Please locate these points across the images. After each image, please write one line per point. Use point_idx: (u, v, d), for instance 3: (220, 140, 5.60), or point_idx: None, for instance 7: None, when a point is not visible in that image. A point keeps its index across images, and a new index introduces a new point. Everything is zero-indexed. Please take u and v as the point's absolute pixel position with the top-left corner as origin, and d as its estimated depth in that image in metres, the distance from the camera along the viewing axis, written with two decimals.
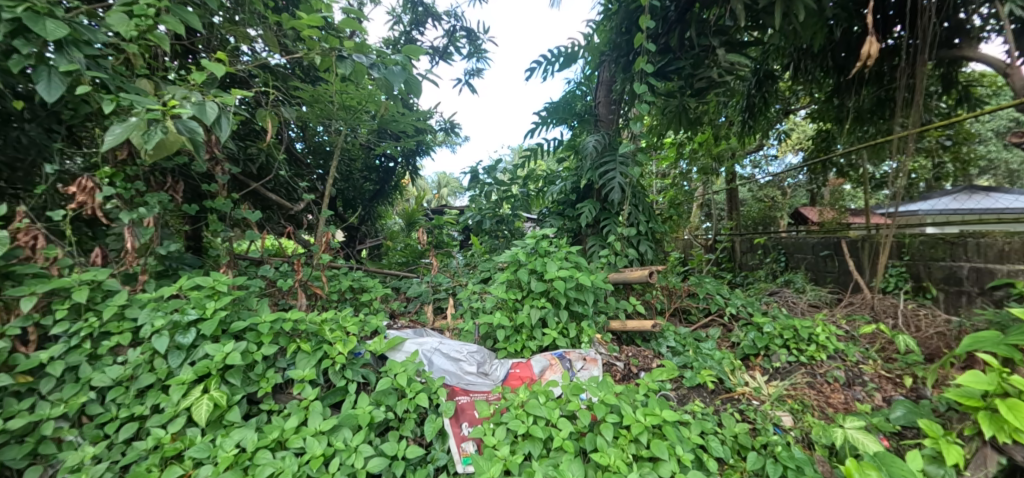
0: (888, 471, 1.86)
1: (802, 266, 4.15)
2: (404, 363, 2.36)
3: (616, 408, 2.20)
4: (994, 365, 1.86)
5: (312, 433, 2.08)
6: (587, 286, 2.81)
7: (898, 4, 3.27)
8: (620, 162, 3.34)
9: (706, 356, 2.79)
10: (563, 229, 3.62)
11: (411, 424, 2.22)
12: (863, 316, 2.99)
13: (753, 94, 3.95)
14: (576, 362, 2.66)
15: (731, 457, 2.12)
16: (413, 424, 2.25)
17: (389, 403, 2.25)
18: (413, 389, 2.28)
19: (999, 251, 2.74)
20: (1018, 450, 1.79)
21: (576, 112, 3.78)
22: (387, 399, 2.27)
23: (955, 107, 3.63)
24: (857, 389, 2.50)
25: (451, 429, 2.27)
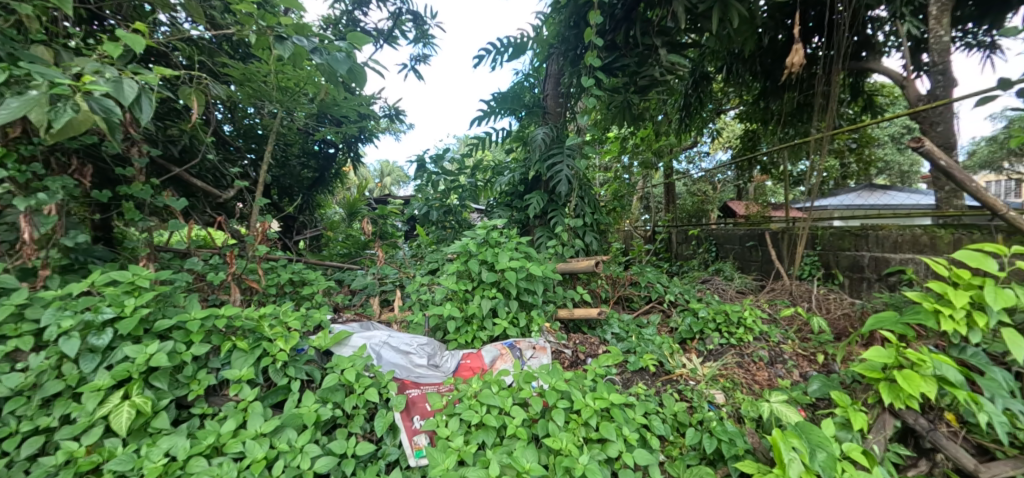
0: (807, 438, 1.98)
1: (730, 256, 4.51)
2: (353, 358, 2.28)
3: (567, 394, 2.27)
4: (893, 340, 2.07)
5: (253, 436, 1.96)
6: (538, 276, 2.84)
7: (817, 18, 3.61)
8: (568, 154, 3.42)
9: (648, 341, 2.95)
10: (512, 220, 3.67)
11: (361, 420, 2.15)
12: (784, 301, 3.31)
13: (690, 94, 4.27)
14: (526, 351, 2.69)
15: (672, 434, 2.27)
16: (362, 420, 2.18)
17: (336, 400, 2.16)
18: (361, 385, 2.19)
19: (893, 242, 3.11)
20: (910, 414, 2.03)
21: (525, 103, 3.82)
22: (335, 395, 2.17)
23: (861, 113, 4.10)
24: (779, 367, 2.75)
25: (402, 425, 2.22)
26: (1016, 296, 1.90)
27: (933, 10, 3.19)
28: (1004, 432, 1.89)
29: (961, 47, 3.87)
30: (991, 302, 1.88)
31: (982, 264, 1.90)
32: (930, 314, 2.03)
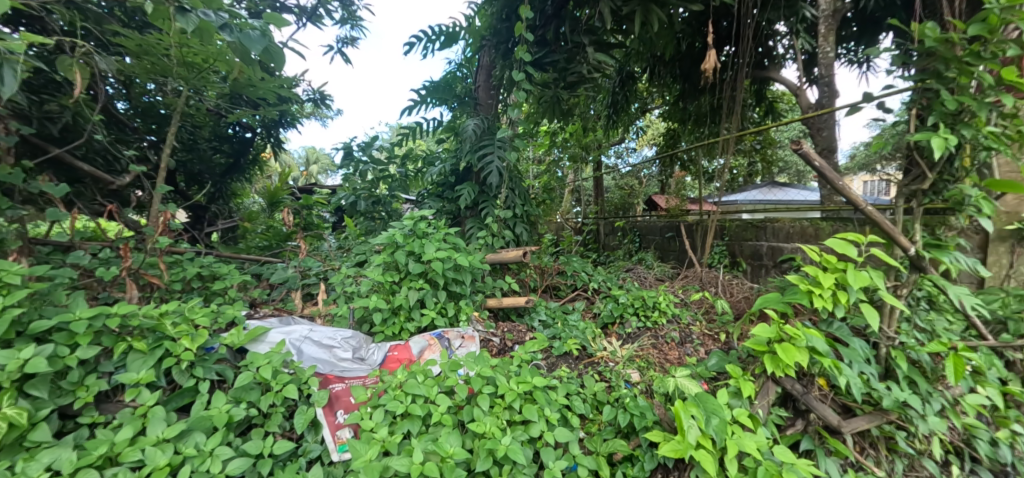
0: (704, 407, 2.06)
1: (652, 246, 4.85)
2: (270, 354, 2.15)
3: (493, 379, 2.28)
4: (775, 317, 2.19)
5: (153, 442, 1.79)
6: (465, 267, 2.81)
7: (725, 29, 3.97)
8: (498, 146, 3.46)
9: (572, 327, 3.07)
10: (443, 211, 3.67)
11: (280, 418, 2.02)
12: (694, 286, 3.59)
13: (616, 92, 4.56)
14: (455, 341, 2.65)
15: (591, 412, 2.37)
16: (281, 419, 2.05)
17: (251, 399, 2.02)
18: (279, 382, 2.06)
19: (786, 233, 3.49)
20: (788, 381, 2.21)
21: (457, 94, 3.83)
22: (249, 394, 2.03)
23: (764, 117, 4.53)
24: (688, 346, 2.95)
25: (324, 420, 2.11)
26: (869, 276, 2.09)
27: (821, 28, 3.56)
28: (861, 390, 2.13)
29: (845, 62, 4.38)
30: (852, 283, 2.04)
31: (845, 251, 2.06)
32: (804, 294, 2.14)
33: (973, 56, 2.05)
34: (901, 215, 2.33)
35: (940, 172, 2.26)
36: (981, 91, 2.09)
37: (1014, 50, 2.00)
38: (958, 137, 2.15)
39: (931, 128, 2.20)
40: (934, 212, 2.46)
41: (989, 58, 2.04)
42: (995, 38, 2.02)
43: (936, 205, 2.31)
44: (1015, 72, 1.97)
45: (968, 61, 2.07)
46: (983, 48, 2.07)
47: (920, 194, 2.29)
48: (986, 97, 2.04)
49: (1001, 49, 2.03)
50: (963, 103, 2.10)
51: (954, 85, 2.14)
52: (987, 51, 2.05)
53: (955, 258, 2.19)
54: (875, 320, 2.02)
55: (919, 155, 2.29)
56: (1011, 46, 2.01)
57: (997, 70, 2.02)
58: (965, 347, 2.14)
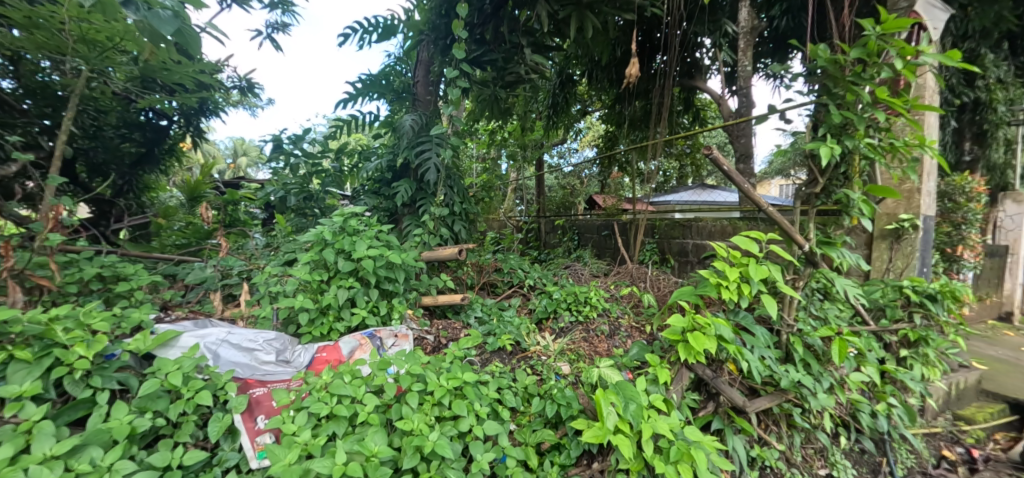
0: (623, 395, 2.16)
1: (589, 244, 5.01)
2: (180, 360, 2.00)
3: (423, 377, 2.26)
4: (688, 309, 2.31)
5: (39, 461, 1.59)
6: (398, 264, 2.75)
7: (646, 42, 4.24)
8: (436, 143, 3.43)
9: (507, 323, 3.11)
10: (379, 208, 3.58)
11: (192, 426, 1.89)
12: (625, 282, 3.73)
13: (557, 93, 4.96)
14: (387, 340, 2.61)
15: (522, 405, 2.41)
16: (193, 427, 1.91)
17: (158, 408, 1.88)
18: (191, 388, 1.93)
19: (708, 231, 3.72)
20: (699, 367, 2.36)
21: (395, 89, 3.76)
22: (156, 404, 1.88)
23: (693, 123, 4.79)
24: (616, 338, 3.05)
25: (243, 427, 1.98)
26: (769, 269, 2.27)
27: (741, 44, 3.82)
28: (763, 373, 2.33)
29: (764, 76, 4.73)
30: (752, 276, 2.21)
31: (748, 248, 2.22)
32: (713, 286, 2.29)
33: (856, 76, 2.30)
34: (798, 217, 2.57)
35: (830, 178, 2.55)
36: (863, 108, 2.35)
37: (888, 73, 2.25)
38: (843, 147, 2.40)
39: (822, 138, 2.45)
40: (829, 213, 2.77)
41: (869, 79, 2.28)
42: (874, 62, 2.27)
43: (828, 207, 2.56)
44: (887, 93, 2.21)
45: (852, 81, 2.31)
46: (864, 69, 2.32)
47: (812, 197, 2.55)
48: (865, 113, 2.30)
49: (878, 71, 2.28)
50: (847, 117, 2.35)
51: (841, 101, 2.38)
52: (867, 72, 2.29)
53: (842, 254, 2.45)
54: (774, 309, 2.21)
55: (814, 164, 2.56)
56: (886, 70, 2.27)
57: (874, 90, 2.26)
58: (849, 332, 2.38)
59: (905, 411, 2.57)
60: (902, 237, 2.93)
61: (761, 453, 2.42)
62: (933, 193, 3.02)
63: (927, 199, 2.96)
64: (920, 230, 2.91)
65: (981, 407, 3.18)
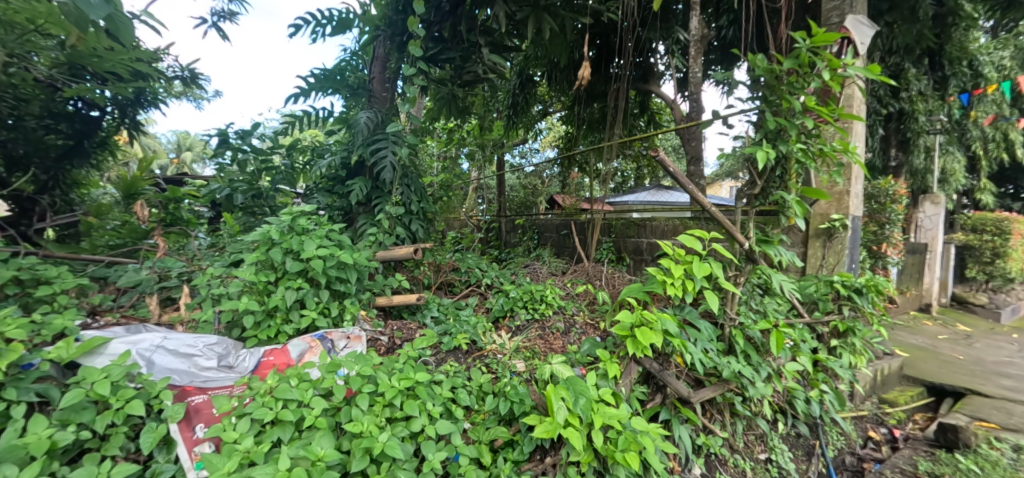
0: (573, 389, 2.19)
1: (548, 243, 5.07)
2: (108, 368, 1.88)
3: (374, 378, 2.22)
4: (637, 305, 2.37)
5: None
6: (350, 264, 2.69)
7: (601, 47, 4.35)
8: (392, 141, 3.36)
9: (463, 322, 3.10)
10: (332, 206, 3.49)
11: (122, 438, 1.78)
12: (581, 279, 3.79)
13: (517, 94, 4.93)
14: (339, 342, 2.54)
15: (477, 403, 2.41)
16: (123, 439, 1.80)
17: (83, 420, 1.75)
18: (120, 398, 1.81)
19: (661, 231, 3.85)
20: (647, 361, 2.43)
21: (349, 84, 3.66)
22: (80, 415, 1.76)
23: (648, 126, 4.93)
24: (571, 335, 3.10)
25: (179, 437, 1.88)
26: (711, 266, 2.38)
27: (692, 50, 3.93)
28: (706, 364, 2.43)
29: (716, 85, 4.92)
30: (696, 273, 2.30)
31: (693, 246, 2.31)
32: (659, 283, 2.37)
33: (790, 86, 2.45)
34: (739, 216, 2.70)
35: (769, 180, 2.71)
36: (796, 115, 2.50)
37: (817, 84, 2.42)
38: (778, 151, 2.57)
39: (759, 143, 2.60)
40: (770, 214, 2.99)
41: (800, 89, 2.44)
42: (805, 72, 2.43)
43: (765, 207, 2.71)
44: (816, 102, 2.37)
45: (787, 90, 2.47)
46: (797, 79, 2.48)
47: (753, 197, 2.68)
48: (797, 120, 2.46)
49: (809, 82, 2.44)
50: (781, 124, 2.50)
51: (778, 108, 2.53)
52: (799, 82, 2.45)
53: (778, 251, 2.59)
54: (715, 304, 2.31)
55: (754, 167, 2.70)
56: (816, 80, 2.44)
57: (805, 99, 2.42)
58: (785, 324, 2.52)
59: (835, 396, 2.76)
60: (833, 235, 3.15)
61: (706, 440, 2.53)
62: (862, 195, 3.24)
63: (855, 200, 3.18)
64: (850, 228, 3.13)
65: (902, 391, 3.65)
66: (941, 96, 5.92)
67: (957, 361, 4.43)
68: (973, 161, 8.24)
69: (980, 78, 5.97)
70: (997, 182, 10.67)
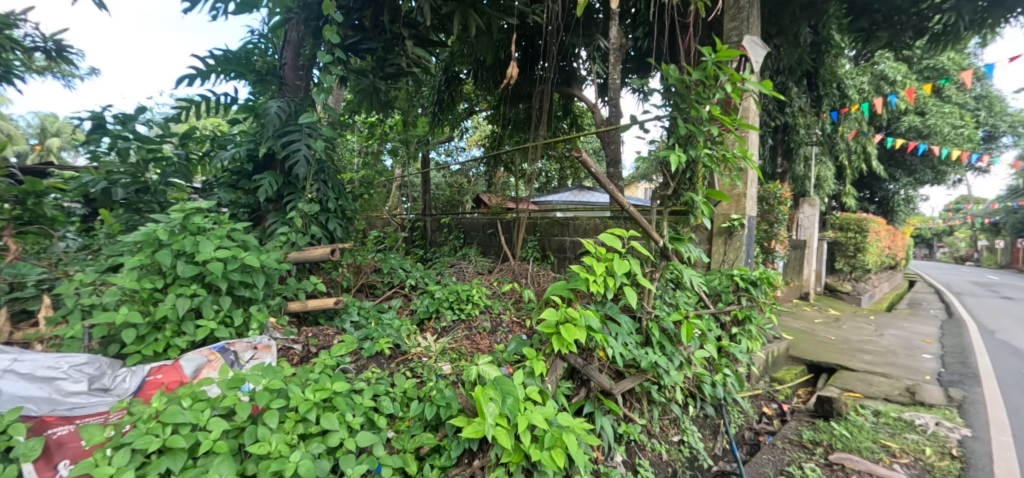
0: (501, 389, 2.15)
1: (475, 242, 5.02)
2: None
3: (284, 392, 2.04)
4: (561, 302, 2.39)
5: None
6: (256, 267, 2.45)
7: (526, 48, 4.38)
8: (307, 133, 3.12)
9: (386, 325, 2.96)
10: (237, 203, 3.18)
11: None
12: (507, 278, 3.78)
13: (442, 90, 4.95)
14: (244, 353, 2.32)
15: (400, 410, 2.31)
16: None
17: None
18: None
19: (584, 229, 3.96)
20: (572, 357, 2.45)
21: (257, 70, 3.36)
22: None
23: (571, 128, 5.04)
24: (497, 334, 3.07)
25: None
26: (630, 264, 2.46)
27: (612, 58, 4.07)
28: (626, 357, 2.49)
29: (635, 92, 5.15)
30: (616, 271, 2.37)
31: (612, 245, 2.38)
32: (582, 280, 2.41)
33: (698, 96, 2.62)
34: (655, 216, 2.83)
35: (681, 182, 2.88)
36: (703, 123, 2.68)
37: (720, 95, 2.61)
38: (688, 156, 2.74)
39: (671, 147, 2.76)
40: (680, 214, 3.18)
41: (706, 99, 2.61)
42: (711, 84, 2.60)
43: (678, 208, 2.87)
44: (719, 111, 2.55)
45: (696, 99, 2.63)
46: (704, 89, 2.65)
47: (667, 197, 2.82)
48: (704, 127, 2.63)
49: (714, 93, 2.62)
50: (690, 130, 2.66)
51: (687, 115, 2.69)
52: (706, 93, 2.62)
53: (689, 249, 2.75)
54: (634, 300, 2.40)
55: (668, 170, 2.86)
56: (719, 92, 2.63)
57: (711, 109, 2.60)
58: (695, 316, 2.68)
59: (736, 379, 2.98)
60: (733, 233, 3.42)
61: (626, 429, 2.61)
62: (755, 197, 3.57)
63: (750, 202, 3.50)
64: (746, 227, 3.41)
65: (789, 370, 4.11)
66: (817, 112, 6.70)
67: (830, 341, 5.01)
68: (843, 168, 9.40)
69: (849, 98, 6.84)
70: (858, 187, 12.27)
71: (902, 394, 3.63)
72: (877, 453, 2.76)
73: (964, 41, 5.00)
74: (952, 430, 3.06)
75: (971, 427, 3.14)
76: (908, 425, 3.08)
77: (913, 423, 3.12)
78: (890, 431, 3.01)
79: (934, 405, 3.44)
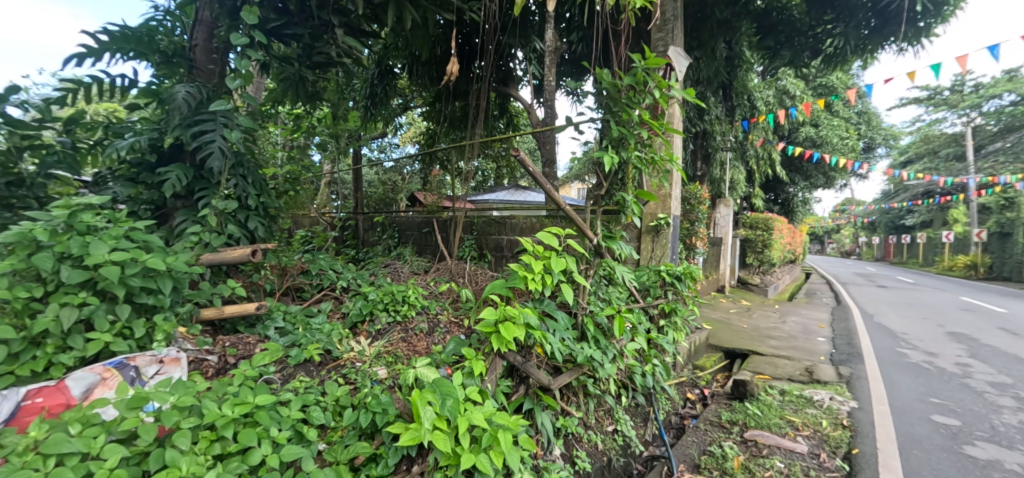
0: (440, 392, 2.07)
1: (410, 241, 4.86)
2: None
3: (197, 409, 1.83)
4: (500, 300, 2.34)
5: None
6: (162, 271, 2.17)
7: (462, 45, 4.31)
8: (221, 122, 2.83)
9: (315, 331, 2.76)
10: (138, 199, 2.82)
11: None
12: (444, 277, 3.69)
13: (376, 84, 4.74)
14: (148, 369, 2.05)
15: (332, 420, 2.16)
16: None
17: None
18: None
19: (520, 227, 3.97)
20: (511, 355, 2.42)
21: (161, 50, 3.00)
22: None
23: (507, 127, 5.03)
24: (435, 334, 2.97)
25: None
26: (566, 261, 2.48)
27: (547, 60, 4.11)
28: (563, 353, 2.50)
29: (569, 94, 5.24)
30: (554, 268, 2.36)
31: (549, 243, 2.38)
32: (520, 279, 2.38)
33: (629, 100, 2.70)
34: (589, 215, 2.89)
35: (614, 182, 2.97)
36: (634, 125, 2.76)
37: (649, 100, 2.70)
38: (620, 157, 2.82)
39: (605, 149, 2.82)
40: (613, 213, 3.27)
41: (637, 103, 2.70)
42: (641, 89, 2.69)
43: (612, 208, 2.94)
44: (648, 115, 2.64)
45: (626, 103, 2.71)
46: (634, 94, 2.73)
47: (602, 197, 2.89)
48: (634, 130, 2.72)
49: (643, 98, 2.71)
50: (622, 132, 2.74)
51: (619, 118, 2.76)
52: (636, 97, 2.71)
53: (621, 246, 2.83)
54: (570, 297, 2.41)
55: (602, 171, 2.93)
56: (648, 97, 2.73)
57: (640, 113, 2.69)
58: (627, 310, 2.75)
59: (663, 368, 3.09)
60: (660, 231, 3.55)
61: (564, 423, 2.63)
62: (679, 197, 3.76)
63: (674, 202, 3.68)
64: (671, 226, 3.58)
65: (709, 357, 4.40)
66: (731, 120, 7.22)
67: (743, 329, 5.43)
68: (752, 172, 10.23)
69: (758, 108, 7.44)
70: (765, 189, 13.41)
71: (802, 374, 3.99)
72: (783, 427, 2.99)
73: (851, 63, 5.60)
74: (843, 403, 3.40)
75: (857, 399, 3.52)
76: (808, 401, 3.39)
77: (812, 398, 3.44)
78: (793, 407, 3.28)
79: (828, 382, 3.82)
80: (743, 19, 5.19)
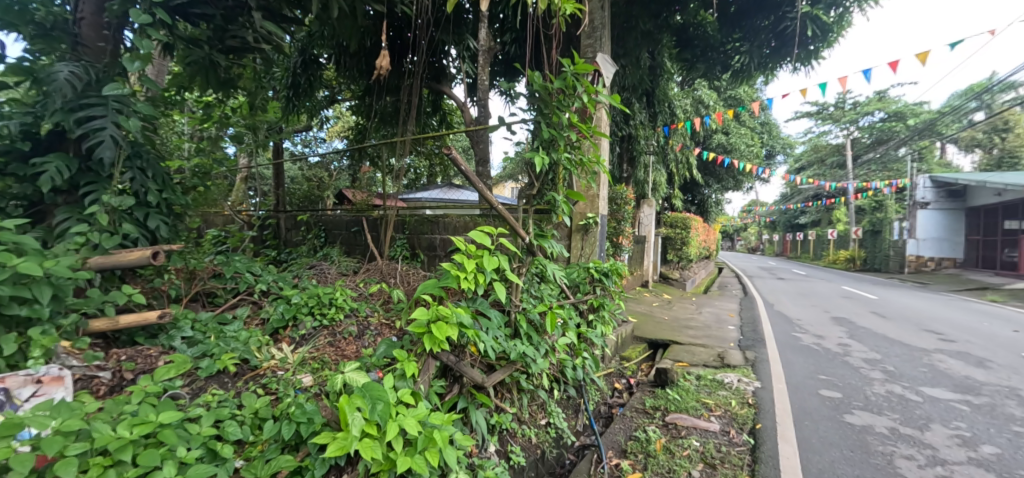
0: (370, 395, 1.97)
1: (337, 241, 4.61)
2: None
3: (86, 433, 1.59)
4: (432, 301, 2.27)
5: None
6: (39, 277, 1.87)
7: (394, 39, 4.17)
8: (112, 107, 2.50)
9: (230, 339, 2.53)
10: (7, 194, 2.43)
11: None
12: (375, 278, 3.54)
13: (298, 74, 4.48)
14: (19, 391, 1.77)
15: (251, 435, 1.98)
16: None
17: None
18: None
19: (454, 227, 3.91)
20: (445, 354, 2.36)
21: (33, 20, 2.54)
22: None
23: (439, 125, 4.94)
24: (365, 338, 2.83)
25: None
26: (499, 260, 2.46)
27: (480, 59, 4.09)
28: (497, 350, 2.49)
29: (501, 94, 5.26)
30: (486, 266, 2.34)
31: (481, 241, 2.36)
32: (453, 277, 2.32)
33: (559, 103, 2.75)
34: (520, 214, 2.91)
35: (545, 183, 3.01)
36: (563, 128, 2.81)
37: (578, 103, 2.78)
38: (550, 159, 2.86)
39: (536, 149, 2.85)
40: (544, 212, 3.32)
41: (566, 106, 2.75)
42: (569, 93, 2.75)
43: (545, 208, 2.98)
44: (576, 119, 2.70)
45: (557, 106, 2.76)
46: (564, 98, 2.78)
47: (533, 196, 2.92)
48: (563, 132, 2.77)
49: (572, 101, 2.78)
50: (553, 134, 2.78)
51: (549, 120, 2.80)
52: (565, 101, 2.76)
53: (552, 245, 2.88)
54: (503, 295, 2.39)
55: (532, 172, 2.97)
56: (577, 101, 2.79)
57: (569, 116, 2.75)
58: (558, 306, 2.78)
59: (593, 362, 3.14)
60: (589, 230, 3.67)
61: (499, 419, 2.62)
62: (604, 197, 3.91)
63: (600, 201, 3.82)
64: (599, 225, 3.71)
65: (635, 349, 4.63)
66: (653, 126, 7.63)
67: (664, 321, 5.76)
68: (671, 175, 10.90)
69: (676, 116, 7.93)
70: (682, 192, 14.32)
71: (715, 360, 4.30)
72: (699, 409, 3.21)
73: (753, 79, 6.12)
74: (748, 384, 3.72)
75: (760, 380, 3.86)
76: (719, 384, 3.67)
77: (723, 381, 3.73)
78: (707, 390, 3.53)
79: (737, 366, 4.15)
80: (663, 32, 5.51)
